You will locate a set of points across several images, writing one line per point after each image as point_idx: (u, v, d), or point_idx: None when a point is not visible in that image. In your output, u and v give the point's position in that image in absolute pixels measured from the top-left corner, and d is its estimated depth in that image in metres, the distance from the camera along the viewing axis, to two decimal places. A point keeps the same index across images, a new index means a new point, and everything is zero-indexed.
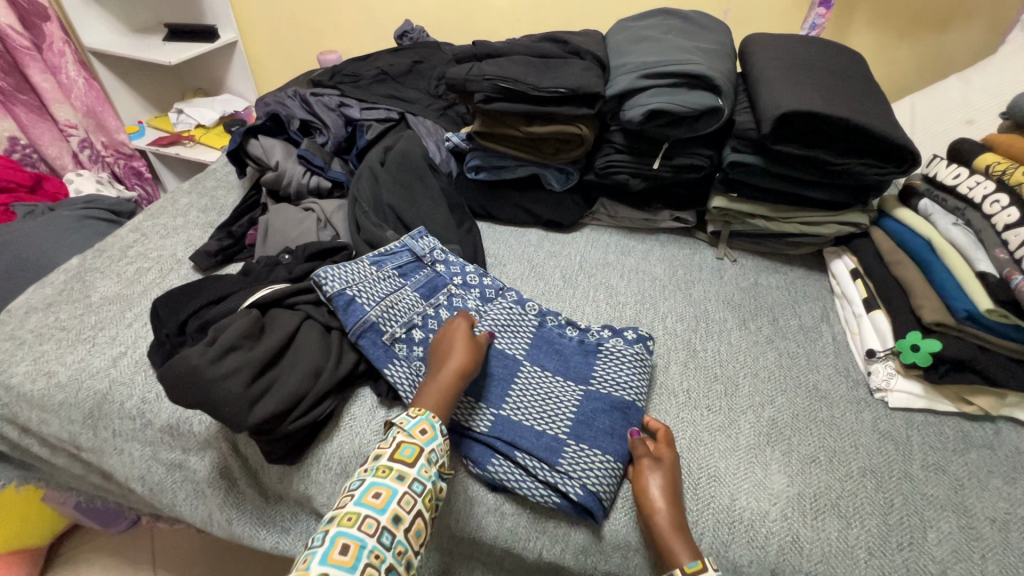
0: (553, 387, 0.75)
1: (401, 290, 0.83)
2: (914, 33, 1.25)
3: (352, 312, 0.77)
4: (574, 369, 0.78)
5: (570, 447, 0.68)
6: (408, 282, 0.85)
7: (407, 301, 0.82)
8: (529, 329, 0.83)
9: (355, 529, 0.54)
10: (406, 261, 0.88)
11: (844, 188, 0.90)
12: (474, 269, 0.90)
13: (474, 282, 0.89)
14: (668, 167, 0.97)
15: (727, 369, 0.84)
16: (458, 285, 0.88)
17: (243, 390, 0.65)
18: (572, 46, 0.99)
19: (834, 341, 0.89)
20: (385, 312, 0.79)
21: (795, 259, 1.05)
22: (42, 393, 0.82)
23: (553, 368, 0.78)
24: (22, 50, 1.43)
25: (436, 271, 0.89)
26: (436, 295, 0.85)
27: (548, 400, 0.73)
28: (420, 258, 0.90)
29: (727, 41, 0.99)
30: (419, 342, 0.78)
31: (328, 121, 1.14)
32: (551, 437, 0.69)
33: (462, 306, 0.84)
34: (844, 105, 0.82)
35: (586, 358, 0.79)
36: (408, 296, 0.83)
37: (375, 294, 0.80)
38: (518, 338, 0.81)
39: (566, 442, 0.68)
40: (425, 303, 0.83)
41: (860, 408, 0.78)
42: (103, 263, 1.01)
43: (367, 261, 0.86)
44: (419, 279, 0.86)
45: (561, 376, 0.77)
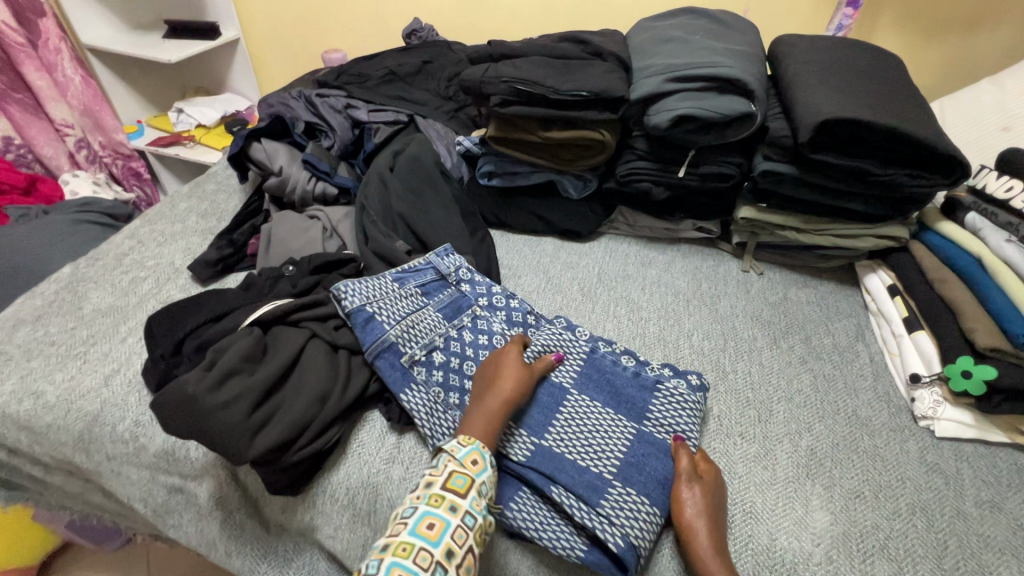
0: (601, 422, 0.69)
1: (423, 310, 0.78)
2: (943, 34, 1.19)
3: (371, 329, 0.73)
4: (626, 405, 0.71)
5: (616, 490, 0.62)
6: (431, 302, 0.80)
7: (428, 322, 0.77)
8: (578, 356, 0.77)
9: (410, 562, 0.50)
10: (430, 280, 0.83)
11: (883, 199, 0.85)
12: (502, 290, 0.84)
13: (501, 304, 0.83)
14: (693, 176, 0.92)
15: (759, 394, 0.79)
16: (484, 307, 0.82)
17: (244, 418, 0.60)
18: (593, 47, 0.93)
19: (871, 363, 0.83)
20: (405, 332, 0.74)
21: (825, 273, 1.00)
22: (29, 414, 0.76)
23: (602, 400, 0.72)
24: (16, 47, 1.37)
25: (462, 291, 0.83)
26: (460, 317, 0.79)
27: (594, 434, 0.67)
28: (445, 277, 0.84)
29: (756, 42, 0.94)
30: (438, 366, 0.73)
31: (334, 124, 1.09)
32: (595, 476, 0.63)
33: (487, 331, 0.78)
34: (888, 113, 0.77)
35: (642, 395, 0.73)
36: (429, 317, 0.78)
37: (396, 311, 0.75)
38: (567, 364, 0.75)
39: (612, 483, 0.62)
40: (448, 325, 0.78)
41: (905, 438, 0.73)
42: (97, 272, 0.96)
43: (390, 277, 0.81)
44: (442, 299, 0.81)
45: (610, 411, 0.71)
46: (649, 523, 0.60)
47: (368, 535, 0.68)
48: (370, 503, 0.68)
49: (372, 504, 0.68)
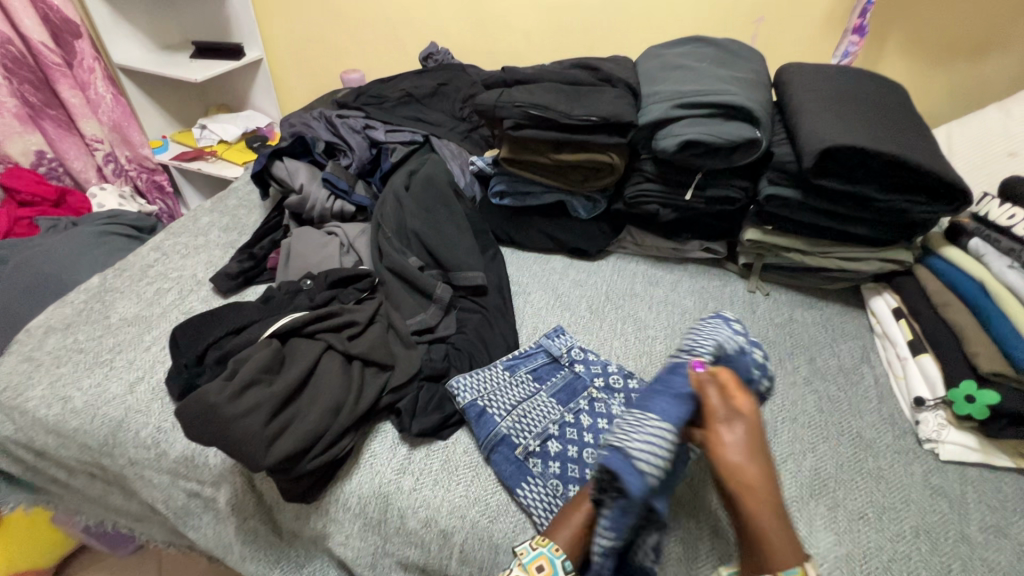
0: None
1: (536, 397, 0.78)
2: (948, 61, 1.21)
3: (483, 424, 0.73)
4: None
5: (626, 417, 0.59)
6: (544, 386, 0.80)
7: (541, 409, 0.77)
8: None
9: None
10: (542, 364, 0.84)
11: (886, 224, 0.87)
12: (617, 368, 0.82)
13: (618, 384, 0.81)
14: (700, 199, 0.95)
15: (764, 413, 0.80)
16: (601, 388, 0.80)
17: (262, 426, 0.63)
18: (604, 74, 0.97)
19: (876, 385, 0.84)
20: (516, 423, 0.74)
21: (830, 294, 1.01)
22: (57, 418, 0.80)
23: None
24: (53, 66, 1.44)
25: (576, 372, 0.82)
26: (575, 401, 0.78)
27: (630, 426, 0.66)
28: (557, 359, 0.84)
29: (762, 70, 0.97)
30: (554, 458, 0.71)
31: (353, 144, 1.13)
32: (621, 434, 0.61)
33: (606, 415, 0.76)
34: (889, 140, 0.79)
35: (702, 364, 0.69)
36: (543, 403, 0.77)
37: (506, 403, 0.76)
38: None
39: (625, 417, 0.60)
40: (563, 410, 0.77)
41: (909, 460, 0.73)
42: (124, 283, 1.00)
43: (501, 364, 0.83)
44: (556, 383, 0.80)
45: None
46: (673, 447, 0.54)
47: (378, 544, 0.70)
48: (381, 511, 0.70)
49: (383, 513, 0.70)
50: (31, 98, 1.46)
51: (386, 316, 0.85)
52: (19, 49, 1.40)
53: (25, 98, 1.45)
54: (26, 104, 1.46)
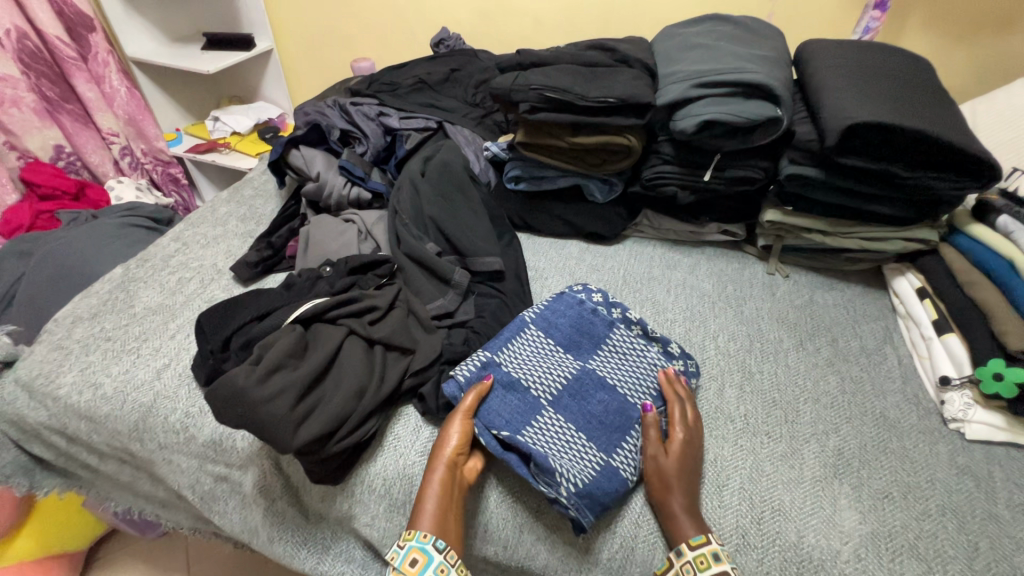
0: (556, 362, 0.77)
1: (540, 347, 0.78)
2: (975, 34, 1.18)
3: (485, 369, 0.74)
4: (559, 329, 0.81)
5: (487, 359, 0.75)
6: (548, 339, 0.80)
7: (545, 360, 0.77)
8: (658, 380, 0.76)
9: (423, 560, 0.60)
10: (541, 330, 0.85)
11: (912, 202, 0.85)
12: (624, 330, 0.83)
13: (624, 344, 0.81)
14: (718, 180, 0.94)
15: (786, 395, 0.79)
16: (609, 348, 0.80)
17: (289, 410, 0.64)
18: (620, 54, 0.96)
19: (900, 365, 0.83)
20: (520, 369, 0.74)
21: (852, 275, 1.00)
22: (88, 404, 0.82)
23: (569, 349, 0.79)
24: (68, 60, 1.45)
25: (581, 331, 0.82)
26: (577, 355, 0.79)
27: (547, 368, 0.76)
28: None
29: (782, 47, 0.95)
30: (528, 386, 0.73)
31: (368, 130, 1.12)
32: (509, 374, 0.74)
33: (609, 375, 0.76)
34: (916, 116, 0.77)
35: (576, 317, 0.83)
36: (549, 356, 0.77)
37: (512, 352, 0.77)
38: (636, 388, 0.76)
39: (496, 360, 0.75)
40: (565, 364, 0.77)
41: (934, 440, 0.73)
42: (146, 273, 1.01)
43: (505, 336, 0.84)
44: (560, 336, 0.80)
45: (552, 342, 0.79)
46: (507, 395, 0.72)
47: (403, 524, 0.72)
48: (405, 493, 0.71)
49: (408, 494, 0.71)
50: (48, 92, 1.48)
51: (406, 301, 0.85)
52: (34, 44, 1.41)
53: (42, 93, 1.47)
54: (43, 98, 1.47)
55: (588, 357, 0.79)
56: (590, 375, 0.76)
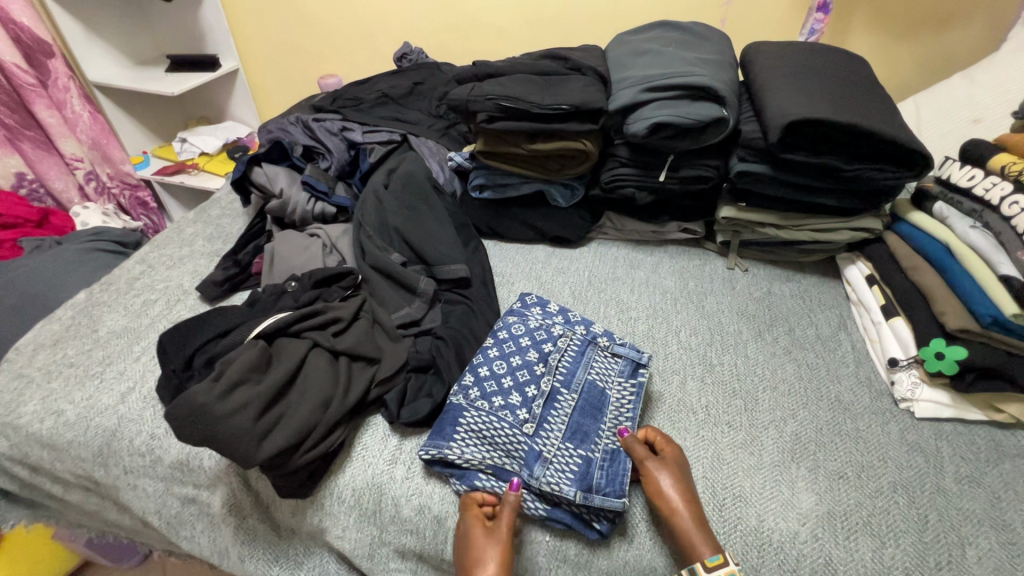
0: (555, 414, 0.74)
1: (564, 413, 0.74)
2: (914, 33, 1.24)
3: (579, 475, 0.67)
4: (585, 393, 0.77)
5: (602, 466, 0.69)
6: (573, 403, 0.75)
7: (554, 416, 0.73)
8: (577, 408, 0.75)
9: None
10: (534, 356, 0.79)
11: (855, 193, 0.89)
12: (600, 366, 0.80)
13: (574, 373, 0.78)
14: (674, 180, 0.97)
15: (746, 384, 0.82)
16: (563, 379, 0.77)
17: (252, 424, 0.64)
18: (573, 62, 0.98)
19: (853, 350, 0.87)
20: (553, 449, 0.70)
21: (808, 267, 1.04)
22: (51, 432, 0.80)
23: (563, 394, 0.76)
24: (27, 87, 1.44)
25: (572, 376, 0.78)
26: (557, 395, 0.76)
27: (547, 420, 0.73)
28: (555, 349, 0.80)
29: (728, 51, 0.99)
30: (497, 359, 0.79)
31: (331, 146, 1.14)
32: (574, 463, 0.68)
33: (558, 409, 0.74)
34: (852, 111, 0.81)
35: (599, 379, 0.78)
36: (554, 411, 0.74)
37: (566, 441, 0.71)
38: (570, 416, 0.74)
39: (593, 460, 0.69)
40: (549, 408, 0.74)
41: (886, 419, 0.76)
42: (110, 296, 1.01)
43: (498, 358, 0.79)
44: (579, 400, 0.76)
45: (569, 401, 0.75)
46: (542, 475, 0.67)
47: (375, 534, 0.72)
48: (375, 502, 0.71)
49: (378, 503, 0.71)
50: (8, 120, 1.47)
51: (371, 311, 0.86)
52: None
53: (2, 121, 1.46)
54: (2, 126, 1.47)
55: (557, 395, 0.76)
56: (552, 404, 0.75)
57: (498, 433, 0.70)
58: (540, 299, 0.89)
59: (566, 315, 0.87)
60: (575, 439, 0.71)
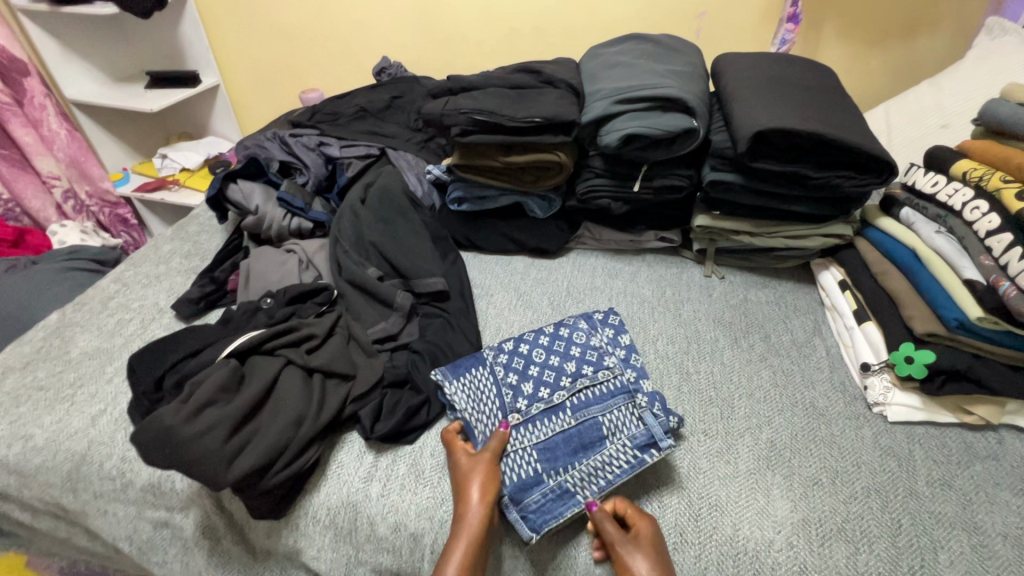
0: (545, 428, 0.73)
1: (550, 432, 0.72)
2: (883, 41, 1.27)
3: (518, 482, 0.67)
4: (585, 431, 0.72)
5: (546, 491, 0.67)
6: (566, 431, 0.72)
7: (541, 425, 0.73)
8: (562, 436, 0.72)
9: None
10: (571, 367, 0.79)
11: (825, 200, 0.90)
12: (620, 418, 0.74)
13: (591, 408, 0.74)
14: (648, 190, 0.97)
15: (722, 392, 0.82)
16: (575, 408, 0.75)
17: (221, 446, 0.63)
18: (546, 76, 0.99)
19: (828, 355, 0.87)
20: (517, 451, 0.70)
21: (783, 273, 1.05)
22: (19, 458, 0.79)
23: (567, 418, 0.74)
24: (3, 106, 1.43)
25: (591, 410, 0.74)
26: (563, 412, 0.74)
27: (539, 425, 0.73)
28: (601, 373, 0.78)
29: (698, 62, 1.01)
30: (541, 347, 0.82)
31: (308, 161, 1.14)
32: (528, 474, 0.68)
33: (551, 424, 0.73)
34: (818, 120, 0.83)
35: (611, 429, 0.73)
36: (546, 423, 0.73)
37: (532, 457, 0.70)
38: (559, 438, 0.72)
39: (546, 483, 0.68)
40: (549, 415, 0.74)
41: (860, 424, 0.76)
42: (84, 316, 0.99)
43: (533, 349, 0.81)
44: (576, 433, 0.72)
45: (563, 428, 0.73)
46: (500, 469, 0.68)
47: (351, 553, 0.71)
48: (351, 521, 0.70)
49: (353, 522, 0.70)
50: None
51: (346, 327, 0.85)
52: None
53: None
54: None
55: (562, 411, 0.74)
56: (556, 414, 0.74)
57: (491, 399, 0.75)
58: (622, 329, 0.85)
59: (626, 353, 0.82)
60: (544, 454, 0.70)
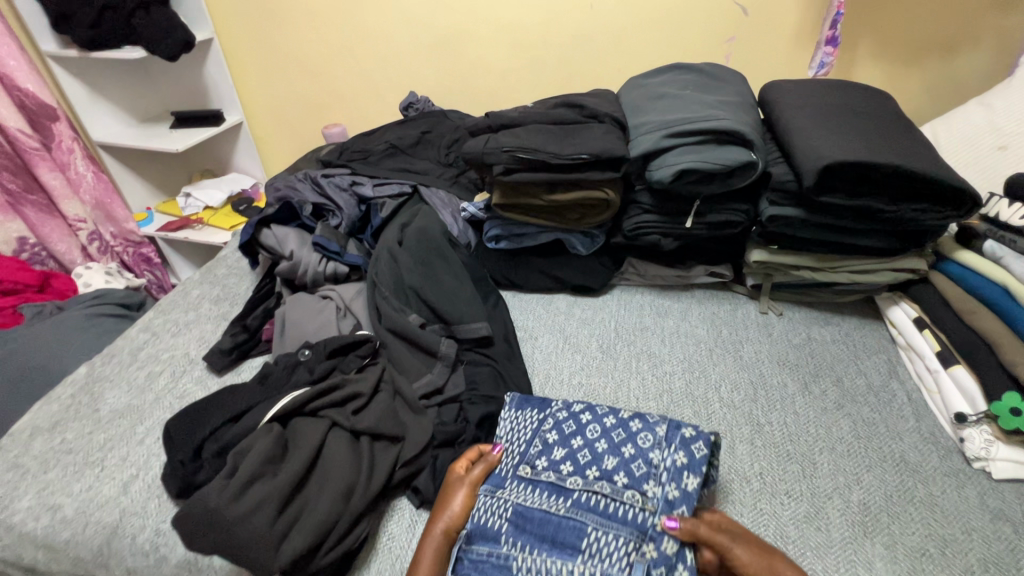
0: (536, 505, 0.63)
1: (536, 509, 0.63)
2: (920, 60, 1.21)
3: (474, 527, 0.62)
4: (569, 533, 0.60)
5: (493, 552, 0.60)
6: (553, 521, 0.62)
7: (536, 497, 0.64)
8: (546, 522, 0.61)
9: None
10: (610, 464, 0.66)
11: (895, 234, 0.85)
12: (615, 552, 0.58)
13: (592, 523, 0.61)
14: (700, 226, 0.93)
15: (800, 446, 0.75)
16: (579, 505, 0.63)
17: (268, 527, 0.57)
18: (589, 110, 0.95)
19: (910, 402, 0.80)
20: (499, 507, 0.64)
21: (845, 308, 0.99)
22: (46, 532, 0.73)
23: (566, 514, 0.62)
24: (31, 151, 1.42)
25: (591, 518, 0.61)
26: (570, 498, 0.64)
27: (537, 496, 0.64)
28: (632, 493, 0.63)
29: (746, 91, 0.97)
30: (599, 428, 0.70)
31: (341, 202, 1.11)
32: (490, 528, 0.62)
33: (548, 501, 0.64)
34: (888, 151, 0.78)
35: (593, 554, 0.58)
36: (541, 501, 0.64)
37: (506, 521, 0.62)
38: (546, 518, 0.62)
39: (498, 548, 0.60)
40: (555, 489, 0.65)
41: (960, 483, 0.69)
42: (113, 370, 0.95)
43: (591, 423, 0.71)
44: (561, 527, 0.61)
45: (554, 515, 0.62)
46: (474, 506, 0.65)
47: None
48: None
49: None
50: (10, 185, 1.45)
51: (392, 382, 0.80)
52: None
53: (4, 186, 1.44)
54: (4, 191, 1.45)
55: (571, 502, 0.63)
56: (565, 497, 0.64)
57: (523, 445, 0.71)
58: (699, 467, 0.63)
59: (676, 495, 0.62)
60: (517, 523, 0.62)
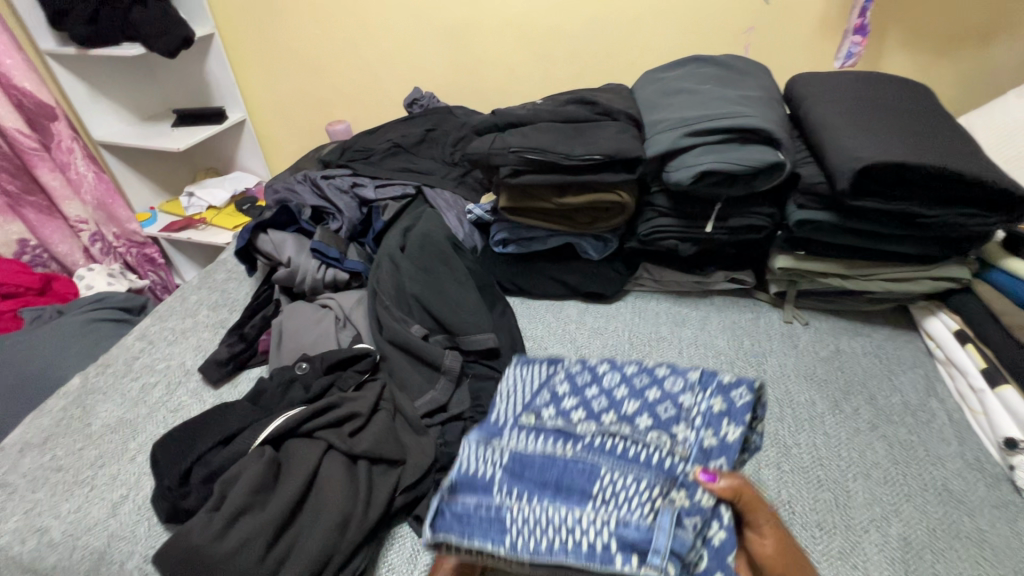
0: (540, 451, 0.56)
1: (538, 456, 0.55)
2: (950, 50, 1.11)
3: (463, 477, 0.55)
4: (577, 480, 0.53)
5: (484, 504, 0.52)
6: (558, 467, 0.54)
7: (539, 444, 0.56)
8: (549, 472, 0.54)
9: None
10: (632, 408, 0.59)
11: (936, 240, 0.78)
12: (633, 502, 0.50)
13: (606, 470, 0.53)
14: (721, 230, 0.87)
15: (832, 471, 0.70)
16: (591, 450, 0.55)
17: (256, 564, 0.55)
18: (602, 106, 0.89)
19: (951, 423, 0.74)
20: (495, 456, 0.56)
21: (876, 317, 0.92)
22: (31, 556, 0.70)
23: (575, 460, 0.54)
24: (30, 151, 1.39)
25: (605, 465, 0.53)
26: (579, 442, 0.56)
27: (540, 441, 0.57)
28: (659, 437, 0.55)
29: (770, 85, 0.90)
30: (622, 374, 0.63)
31: (342, 205, 1.06)
32: (482, 477, 0.55)
33: (552, 448, 0.56)
34: (931, 151, 0.71)
35: (605, 504, 0.51)
36: (546, 448, 0.56)
37: (501, 470, 0.55)
38: (549, 467, 0.54)
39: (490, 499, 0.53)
40: (561, 435, 0.57)
41: (1011, 516, 0.63)
42: (107, 381, 0.92)
43: (611, 370, 0.64)
44: (567, 476, 0.53)
45: (560, 461, 0.54)
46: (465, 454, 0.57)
47: None
48: None
49: None
50: (10, 186, 1.42)
51: (392, 400, 0.76)
52: None
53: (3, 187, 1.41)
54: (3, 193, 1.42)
55: (581, 447, 0.56)
56: (574, 441, 0.56)
57: (532, 395, 0.63)
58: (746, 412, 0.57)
59: (712, 443, 0.55)
60: (514, 471, 0.54)
